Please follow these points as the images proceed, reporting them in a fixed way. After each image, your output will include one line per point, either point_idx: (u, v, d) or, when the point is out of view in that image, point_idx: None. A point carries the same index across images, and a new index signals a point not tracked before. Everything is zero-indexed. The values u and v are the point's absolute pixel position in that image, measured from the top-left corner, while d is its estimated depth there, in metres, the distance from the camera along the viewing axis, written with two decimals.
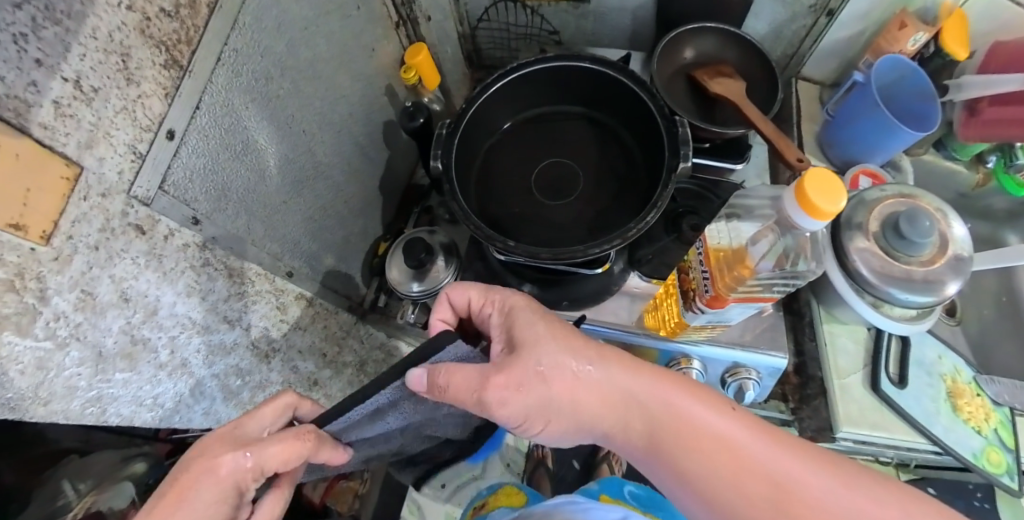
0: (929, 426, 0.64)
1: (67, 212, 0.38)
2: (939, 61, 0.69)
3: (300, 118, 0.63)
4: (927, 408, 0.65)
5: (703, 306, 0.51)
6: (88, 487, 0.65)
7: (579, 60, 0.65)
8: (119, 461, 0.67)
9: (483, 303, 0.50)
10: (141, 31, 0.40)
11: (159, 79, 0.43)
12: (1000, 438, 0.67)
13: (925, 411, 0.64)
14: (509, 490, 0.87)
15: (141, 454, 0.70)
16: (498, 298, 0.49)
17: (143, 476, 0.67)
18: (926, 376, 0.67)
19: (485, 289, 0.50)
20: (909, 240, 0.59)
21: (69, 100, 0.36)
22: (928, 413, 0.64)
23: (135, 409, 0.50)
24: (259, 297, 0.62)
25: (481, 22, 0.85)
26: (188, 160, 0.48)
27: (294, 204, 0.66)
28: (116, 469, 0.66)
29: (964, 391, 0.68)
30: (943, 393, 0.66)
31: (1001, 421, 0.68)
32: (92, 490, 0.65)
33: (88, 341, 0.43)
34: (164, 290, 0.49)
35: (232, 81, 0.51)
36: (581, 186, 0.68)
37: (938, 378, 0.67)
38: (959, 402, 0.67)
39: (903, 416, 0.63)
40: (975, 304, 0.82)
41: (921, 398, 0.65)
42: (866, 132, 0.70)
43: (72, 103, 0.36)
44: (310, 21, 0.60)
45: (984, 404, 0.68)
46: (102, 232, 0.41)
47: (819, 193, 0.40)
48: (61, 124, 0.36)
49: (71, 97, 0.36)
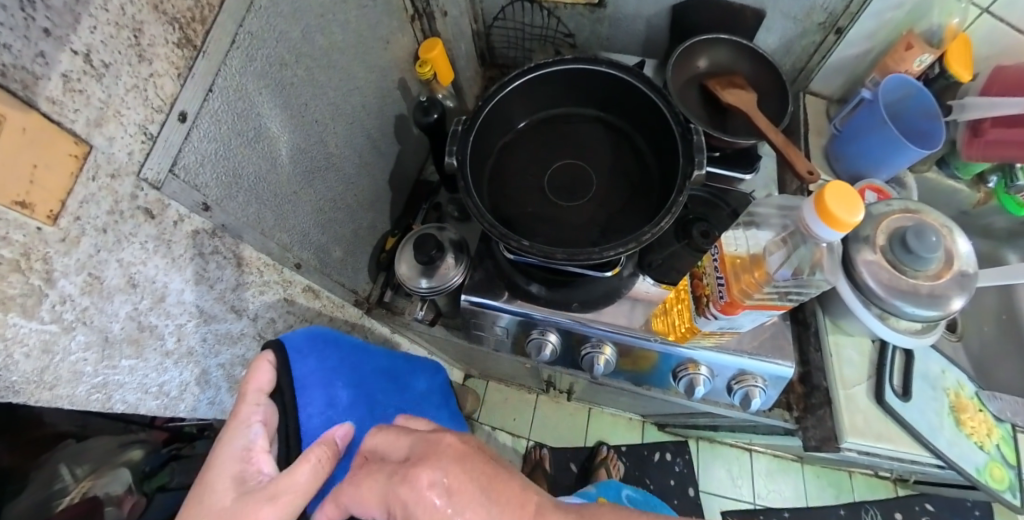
0: (933, 440, 0.64)
1: (75, 191, 0.37)
2: (944, 81, 0.71)
3: (314, 107, 0.62)
4: (932, 422, 0.66)
5: (716, 313, 0.52)
6: (85, 471, 0.62)
7: (596, 64, 0.66)
8: (116, 447, 0.66)
9: (387, 508, 0.41)
10: (154, 7, 0.40)
11: (171, 58, 0.42)
12: (1002, 454, 0.68)
13: (930, 424, 0.65)
14: None
15: (138, 442, 0.69)
16: (400, 511, 0.40)
17: (141, 464, 0.68)
18: (930, 389, 0.68)
19: (385, 488, 0.41)
20: (916, 254, 0.60)
21: (79, 74, 0.35)
22: (932, 426, 0.65)
23: (140, 397, 0.50)
24: (267, 287, 0.61)
25: (496, 21, 0.85)
26: (200, 144, 0.47)
27: (306, 194, 0.64)
28: (114, 454, 0.65)
29: (967, 405, 0.69)
30: (947, 407, 0.68)
31: (1003, 436, 0.69)
32: (88, 475, 0.62)
33: (94, 326, 0.42)
34: (173, 276, 0.48)
35: (245, 65, 0.50)
36: (593, 189, 0.69)
37: (941, 392, 0.68)
38: (963, 416, 0.68)
39: (907, 429, 0.64)
40: (977, 320, 0.83)
41: (926, 412, 0.66)
42: (874, 148, 0.71)
43: (81, 78, 0.35)
44: (326, 9, 0.59)
45: (986, 420, 0.69)
46: (111, 214, 0.40)
47: (838, 202, 0.41)
48: (69, 98, 0.35)
49: (80, 71, 0.35)
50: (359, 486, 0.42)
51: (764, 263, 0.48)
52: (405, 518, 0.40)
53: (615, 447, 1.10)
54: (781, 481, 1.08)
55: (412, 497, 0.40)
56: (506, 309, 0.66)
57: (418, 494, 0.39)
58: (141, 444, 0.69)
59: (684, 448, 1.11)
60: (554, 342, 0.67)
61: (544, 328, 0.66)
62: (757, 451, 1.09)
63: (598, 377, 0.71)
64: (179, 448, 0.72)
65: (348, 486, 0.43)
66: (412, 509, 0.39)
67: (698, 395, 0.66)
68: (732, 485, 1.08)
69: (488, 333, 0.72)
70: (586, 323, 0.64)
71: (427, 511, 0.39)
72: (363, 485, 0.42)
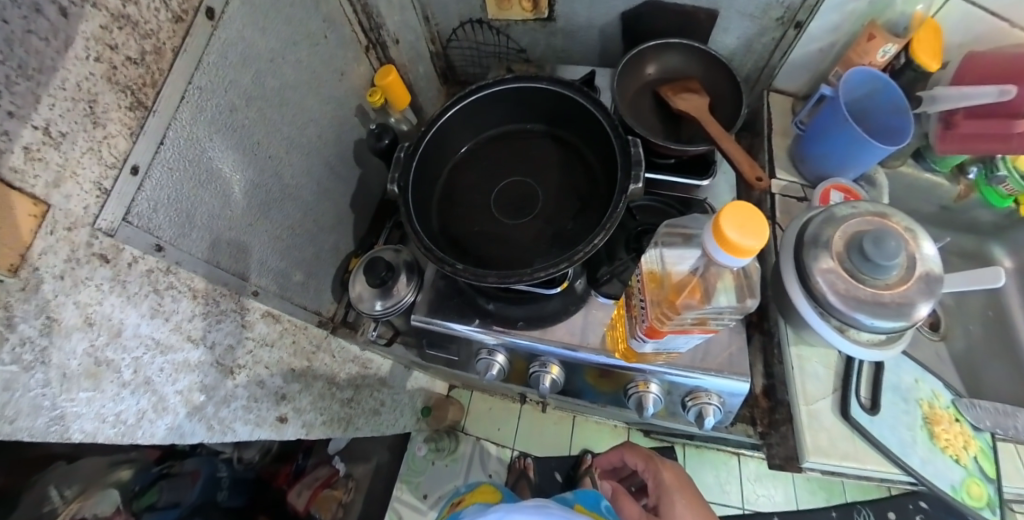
0: (904, 457, 0.61)
1: (35, 244, 0.40)
2: (912, 73, 0.68)
3: (267, 144, 0.66)
4: (903, 438, 0.62)
5: (644, 336, 0.52)
6: (73, 492, 0.77)
7: (537, 81, 0.68)
8: (105, 467, 0.82)
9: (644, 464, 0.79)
10: (109, 78, 0.44)
11: (124, 120, 0.46)
12: (982, 468, 0.64)
13: (901, 441, 0.62)
14: (485, 488, 0.95)
15: (128, 461, 0.85)
16: (652, 468, 0.77)
17: (128, 484, 0.85)
18: (902, 402, 0.64)
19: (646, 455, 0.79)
20: (874, 262, 0.56)
21: (38, 145, 0.39)
22: (903, 443, 0.62)
23: (98, 426, 0.48)
24: (224, 316, 0.61)
25: (452, 42, 0.90)
26: (153, 192, 0.50)
27: (260, 225, 0.67)
28: (103, 475, 0.82)
29: (942, 417, 0.65)
30: (920, 420, 0.64)
31: (982, 448, 0.65)
32: (76, 496, 0.77)
33: (52, 363, 0.43)
34: (129, 312, 0.49)
35: (196, 116, 0.53)
36: (540, 205, 0.69)
37: (914, 405, 0.65)
38: (937, 429, 0.64)
39: (875, 445, 0.60)
40: (960, 320, 0.81)
41: (896, 427, 0.62)
42: (838, 147, 0.68)
43: (41, 147, 0.39)
44: (276, 53, 0.63)
45: (964, 431, 0.65)
46: (68, 262, 0.42)
47: (736, 228, 0.39)
48: (30, 166, 0.39)
49: (40, 142, 0.39)
50: (632, 450, 0.82)
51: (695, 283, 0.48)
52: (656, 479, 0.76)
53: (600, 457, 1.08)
54: (771, 486, 1.07)
55: (660, 464, 0.76)
56: (466, 332, 0.66)
57: (665, 465, 0.76)
58: (130, 463, 0.85)
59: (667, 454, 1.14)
60: (502, 363, 0.67)
61: (493, 348, 0.67)
62: (746, 455, 1.08)
63: (549, 394, 0.71)
64: (171, 465, 0.91)
65: (627, 452, 0.83)
66: (661, 473, 0.75)
67: (650, 414, 0.64)
68: (721, 491, 1.06)
69: (444, 353, 0.74)
70: (567, 348, 0.64)
71: (673, 477, 0.75)
72: (633, 453, 0.81)
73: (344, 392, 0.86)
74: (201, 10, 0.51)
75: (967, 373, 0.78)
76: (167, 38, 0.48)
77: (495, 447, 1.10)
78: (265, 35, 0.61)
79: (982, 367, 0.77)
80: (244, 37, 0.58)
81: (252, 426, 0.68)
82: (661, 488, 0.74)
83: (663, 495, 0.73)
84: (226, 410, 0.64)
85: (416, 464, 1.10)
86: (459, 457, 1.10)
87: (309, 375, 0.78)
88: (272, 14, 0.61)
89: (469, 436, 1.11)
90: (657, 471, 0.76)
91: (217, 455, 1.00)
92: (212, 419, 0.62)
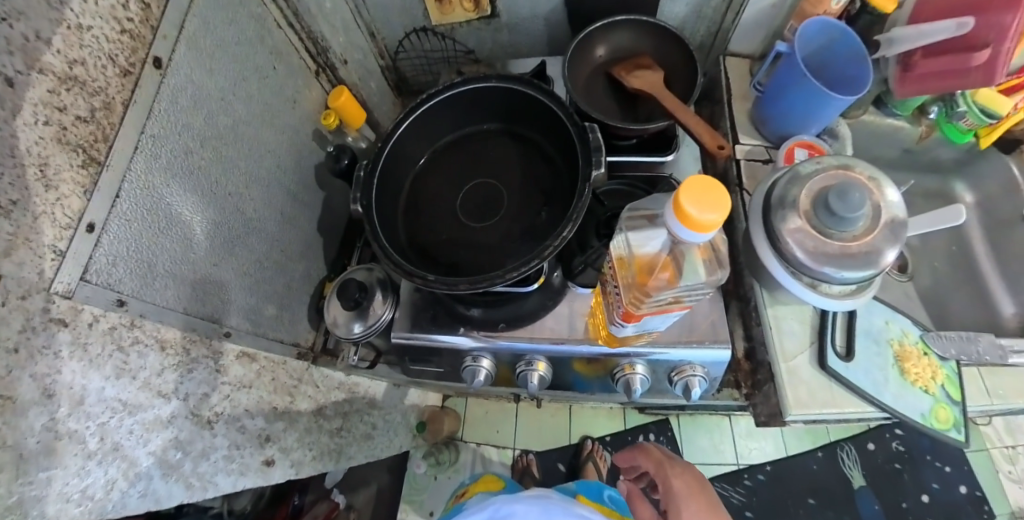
0: (878, 395, 0.61)
1: None
2: (867, 16, 0.68)
3: (225, 183, 0.65)
4: (875, 378, 0.62)
5: (621, 320, 0.52)
6: None
7: (487, 80, 0.67)
8: None
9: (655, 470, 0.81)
10: (59, 140, 0.43)
11: (77, 178, 0.44)
12: (948, 394, 0.64)
13: (875, 381, 0.62)
14: (486, 479, 0.96)
15: None
16: (662, 475, 0.79)
17: None
18: (874, 345, 0.64)
19: (659, 462, 0.81)
20: (840, 216, 0.55)
21: None
22: (876, 383, 0.62)
23: (62, 507, 0.45)
24: (195, 363, 0.60)
25: (399, 54, 0.90)
26: (110, 247, 0.48)
27: (226, 264, 0.66)
28: None
29: (910, 353, 0.65)
30: (891, 358, 0.64)
31: (948, 376, 0.65)
32: None
33: (8, 445, 0.39)
34: (91, 377, 0.47)
35: (150, 163, 0.53)
36: (505, 204, 0.68)
37: (886, 345, 0.65)
38: (907, 365, 0.64)
39: (852, 391, 0.60)
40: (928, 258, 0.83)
41: (870, 369, 0.62)
42: (796, 103, 0.67)
43: None
44: (226, 91, 0.62)
45: (931, 363, 0.65)
46: (23, 332, 0.40)
47: (695, 203, 0.38)
48: None
49: None
50: (644, 454, 0.84)
51: (666, 262, 0.47)
52: (664, 486, 0.78)
53: (601, 439, 1.16)
54: (761, 439, 1.13)
55: (671, 473, 0.78)
56: (454, 342, 0.65)
57: (675, 472, 0.78)
58: None
59: (666, 426, 1.15)
60: (487, 367, 0.67)
61: (476, 354, 0.67)
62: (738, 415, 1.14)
63: (539, 391, 0.70)
64: None
65: (639, 456, 0.85)
66: (670, 480, 0.78)
67: (638, 395, 0.64)
68: (716, 451, 1.13)
69: (427, 365, 0.74)
70: (548, 343, 0.63)
71: (681, 483, 0.77)
72: (645, 457, 0.83)
73: (332, 422, 0.87)
74: (148, 61, 0.51)
75: (934, 309, 0.80)
76: (116, 92, 0.48)
77: (495, 451, 1.17)
78: (213, 75, 0.60)
79: (949, 299, 0.80)
80: (193, 80, 0.57)
81: (235, 476, 0.68)
82: (670, 495, 0.76)
83: (672, 502, 0.75)
84: (205, 464, 0.63)
85: (418, 482, 1.18)
86: (460, 466, 1.16)
87: (292, 412, 0.78)
88: (217, 54, 0.60)
89: (468, 445, 1.18)
90: (667, 479, 0.78)
91: (207, 511, 0.98)
92: (191, 476, 0.61)
